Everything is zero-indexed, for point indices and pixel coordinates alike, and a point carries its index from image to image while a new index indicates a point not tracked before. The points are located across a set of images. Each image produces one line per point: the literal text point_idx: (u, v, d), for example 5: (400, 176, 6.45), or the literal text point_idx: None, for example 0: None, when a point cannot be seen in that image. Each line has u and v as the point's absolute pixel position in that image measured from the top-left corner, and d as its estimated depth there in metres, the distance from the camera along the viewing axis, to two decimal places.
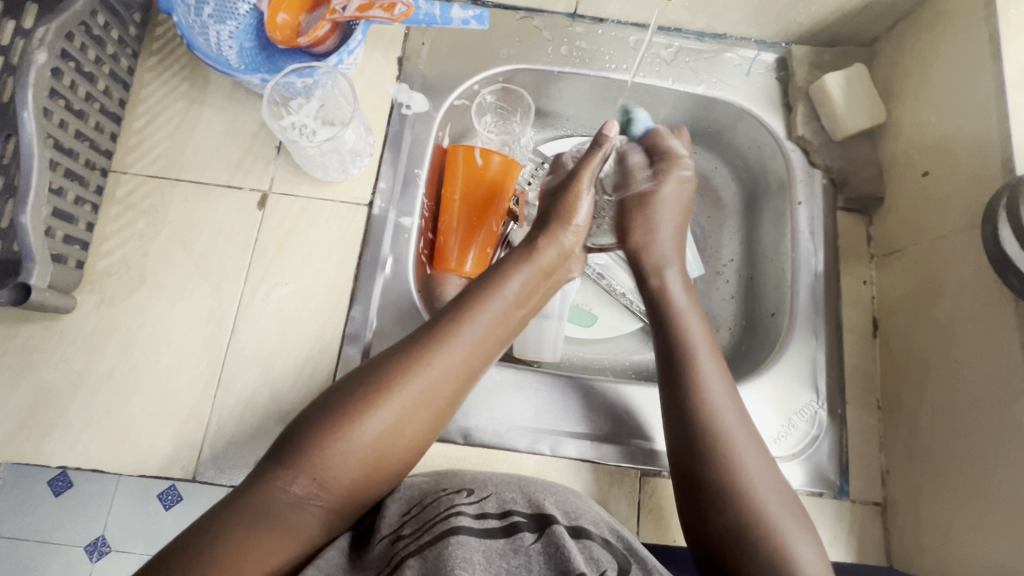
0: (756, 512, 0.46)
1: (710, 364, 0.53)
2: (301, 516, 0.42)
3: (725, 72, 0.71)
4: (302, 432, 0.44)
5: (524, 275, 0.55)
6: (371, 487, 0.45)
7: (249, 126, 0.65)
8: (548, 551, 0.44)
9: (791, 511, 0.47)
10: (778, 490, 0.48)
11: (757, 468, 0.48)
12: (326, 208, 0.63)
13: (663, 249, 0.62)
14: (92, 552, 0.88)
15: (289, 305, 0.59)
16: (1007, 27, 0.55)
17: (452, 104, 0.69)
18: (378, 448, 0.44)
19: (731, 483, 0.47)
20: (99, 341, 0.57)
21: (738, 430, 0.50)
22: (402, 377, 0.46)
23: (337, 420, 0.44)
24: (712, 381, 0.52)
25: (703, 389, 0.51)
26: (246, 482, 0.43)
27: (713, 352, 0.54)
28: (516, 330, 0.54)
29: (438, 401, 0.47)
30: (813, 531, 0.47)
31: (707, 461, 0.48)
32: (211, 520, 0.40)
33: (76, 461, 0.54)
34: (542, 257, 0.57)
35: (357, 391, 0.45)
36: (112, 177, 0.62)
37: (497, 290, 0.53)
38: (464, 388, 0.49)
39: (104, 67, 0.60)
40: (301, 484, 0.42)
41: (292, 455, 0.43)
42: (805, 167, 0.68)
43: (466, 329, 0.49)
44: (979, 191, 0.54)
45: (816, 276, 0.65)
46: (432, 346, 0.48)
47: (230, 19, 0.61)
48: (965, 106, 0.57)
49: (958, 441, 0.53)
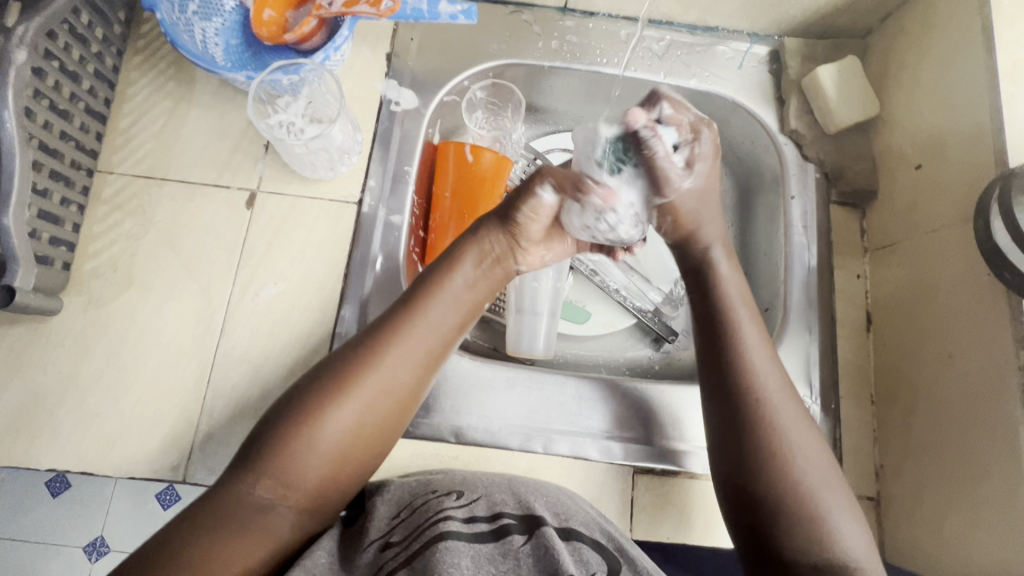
0: (798, 489, 0.44)
1: (752, 326, 0.51)
2: (269, 518, 0.41)
3: (717, 65, 0.70)
4: (264, 433, 0.43)
5: (476, 256, 0.52)
6: (342, 481, 0.44)
7: (236, 124, 0.64)
8: (537, 554, 0.44)
9: (833, 481, 0.46)
10: (818, 458, 0.46)
11: (800, 437, 0.46)
12: (315, 207, 0.62)
13: (697, 207, 0.54)
14: (90, 552, 0.86)
15: (278, 305, 0.59)
16: (1000, 18, 0.54)
17: (442, 100, 0.68)
18: (346, 442, 0.44)
19: (772, 451, 0.46)
20: (87, 342, 0.57)
21: (780, 396, 0.48)
22: (359, 373, 0.45)
23: (300, 421, 0.43)
24: (755, 346, 0.50)
25: (746, 350, 0.49)
26: (213, 488, 0.42)
27: (754, 336, 0.50)
28: (473, 315, 0.52)
29: (397, 393, 0.46)
30: (849, 498, 0.46)
31: (745, 428, 0.47)
32: (178, 529, 0.39)
33: (65, 463, 0.54)
34: (489, 241, 0.53)
35: (316, 390, 0.44)
36: (99, 177, 0.61)
37: (446, 277, 0.50)
38: (424, 378, 0.48)
39: (89, 67, 0.59)
40: (265, 486, 0.41)
41: (254, 459, 0.42)
42: (798, 161, 0.68)
43: (420, 318, 0.48)
44: (972, 184, 0.54)
45: (810, 270, 0.65)
46: (383, 339, 0.47)
47: (216, 16, 0.60)
48: (958, 97, 0.57)
49: (951, 435, 0.53)
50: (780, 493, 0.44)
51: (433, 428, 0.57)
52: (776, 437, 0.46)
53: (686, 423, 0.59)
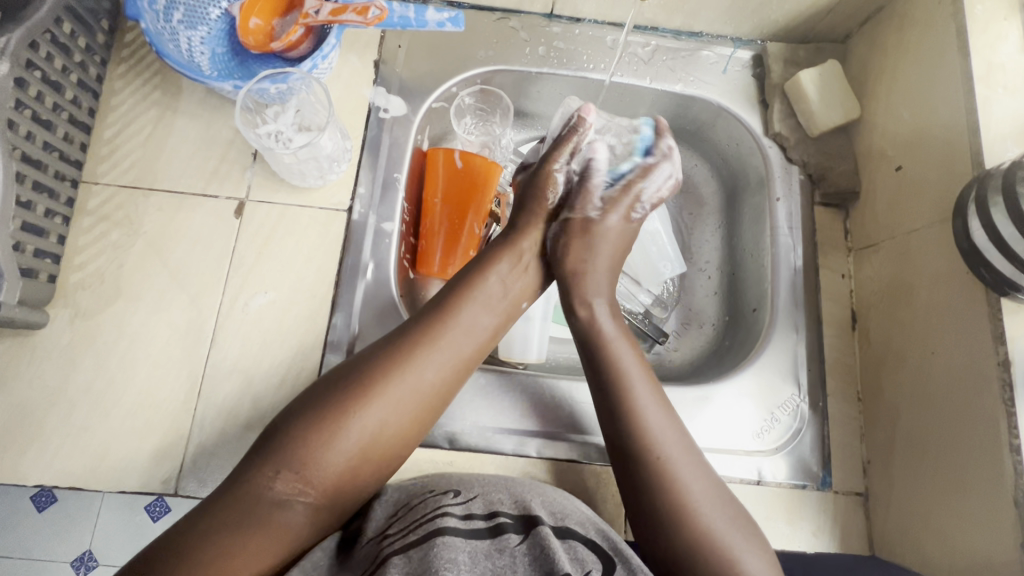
0: (702, 533, 0.46)
1: (645, 388, 0.51)
2: (286, 515, 0.41)
3: (702, 70, 0.72)
4: (289, 423, 0.44)
5: (510, 260, 0.55)
6: (358, 483, 0.44)
7: (224, 134, 0.64)
8: (533, 553, 0.44)
9: (736, 518, 0.47)
10: (712, 490, 0.48)
11: (695, 479, 0.48)
12: (305, 215, 0.62)
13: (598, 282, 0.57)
14: (79, 567, 0.83)
15: (268, 314, 0.59)
16: (974, 23, 0.56)
17: (430, 107, 0.68)
18: (368, 442, 0.44)
19: (682, 511, 0.46)
20: (75, 354, 0.56)
21: (670, 437, 0.49)
22: (390, 369, 0.46)
23: (328, 416, 0.43)
24: (640, 386, 0.51)
25: (632, 399, 0.51)
26: (230, 482, 0.42)
27: (644, 373, 0.53)
28: (506, 321, 0.54)
29: (425, 396, 0.47)
30: (752, 528, 0.48)
31: (653, 485, 0.47)
32: (194, 523, 0.40)
33: (53, 478, 0.53)
34: (524, 244, 0.57)
35: (346, 386, 0.45)
36: (84, 188, 0.61)
37: (482, 279, 0.53)
38: (453, 385, 0.49)
39: (72, 76, 0.59)
40: (285, 481, 0.42)
41: (276, 453, 0.42)
42: (782, 163, 0.69)
43: (454, 320, 0.50)
44: (950, 185, 0.55)
45: (796, 270, 0.66)
46: (416, 341, 0.48)
47: (202, 24, 0.60)
48: (935, 100, 0.58)
49: (933, 428, 0.54)
50: (693, 540, 0.45)
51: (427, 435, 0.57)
52: (671, 472, 0.48)
53: (710, 411, 0.61)
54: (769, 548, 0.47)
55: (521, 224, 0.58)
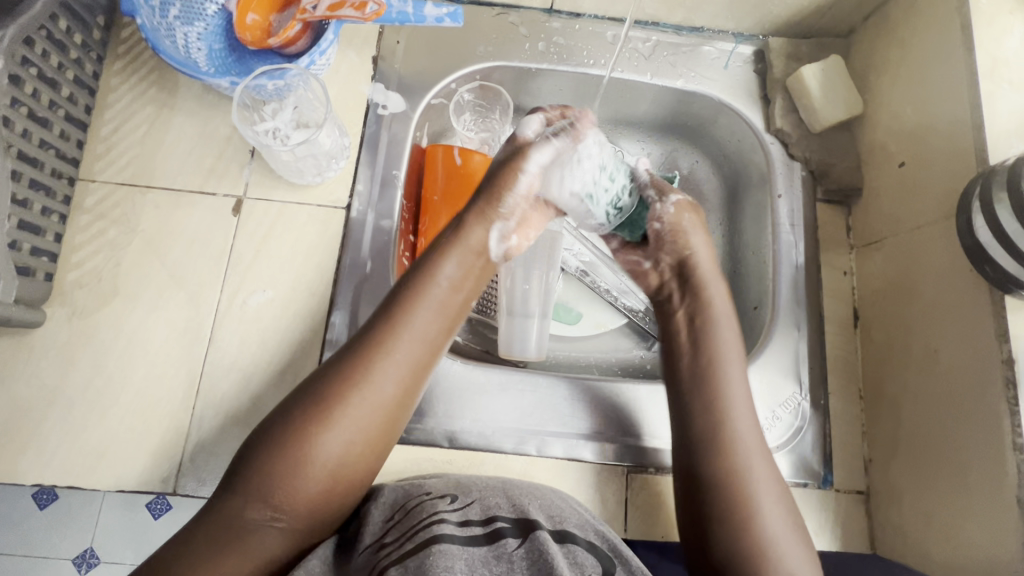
0: (750, 521, 0.48)
1: (738, 379, 0.54)
2: (262, 539, 0.42)
3: (703, 65, 0.71)
4: (253, 452, 0.43)
5: (457, 259, 0.52)
6: (335, 498, 0.44)
7: (221, 131, 0.63)
8: (531, 557, 0.44)
9: (785, 513, 0.49)
10: (767, 479, 0.50)
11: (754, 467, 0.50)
12: (303, 212, 0.62)
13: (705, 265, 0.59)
14: (80, 564, 0.82)
15: (266, 313, 0.58)
16: (978, 17, 0.55)
17: (429, 103, 0.68)
18: (337, 465, 0.44)
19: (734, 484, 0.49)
20: (73, 353, 0.56)
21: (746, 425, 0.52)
22: (345, 390, 0.45)
23: (291, 443, 0.43)
24: (728, 365, 0.54)
25: (719, 379, 0.53)
26: (207, 509, 0.43)
27: (736, 359, 0.55)
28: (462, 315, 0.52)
29: (386, 408, 0.46)
30: (797, 525, 0.49)
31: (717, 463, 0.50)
32: (177, 555, 0.40)
33: (51, 478, 0.53)
34: (472, 240, 0.53)
35: (306, 409, 0.44)
36: (81, 186, 0.60)
37: (430, 278, 0.50)
38: (413, 387, 0.48)
39: (68, 73, 0.58)
40: (259, 509, 0.42)
41: (244, 481, 0.42)
42: (784, 160, 0.68)
43: (405, 327, 0.48)
44: (954, 180, 0.55)
45: (797, 267, 0.66)
46: (368, 355, 0.46)
47: (198, 20, 0.59)
48: (939, 95, 0.58)
49: (937, 428, 0.54)
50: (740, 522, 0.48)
51: (426, 433, 0.57)
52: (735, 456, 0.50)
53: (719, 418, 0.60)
54: (809, 548, 0.49)
55: (466, 214, 0.54)
